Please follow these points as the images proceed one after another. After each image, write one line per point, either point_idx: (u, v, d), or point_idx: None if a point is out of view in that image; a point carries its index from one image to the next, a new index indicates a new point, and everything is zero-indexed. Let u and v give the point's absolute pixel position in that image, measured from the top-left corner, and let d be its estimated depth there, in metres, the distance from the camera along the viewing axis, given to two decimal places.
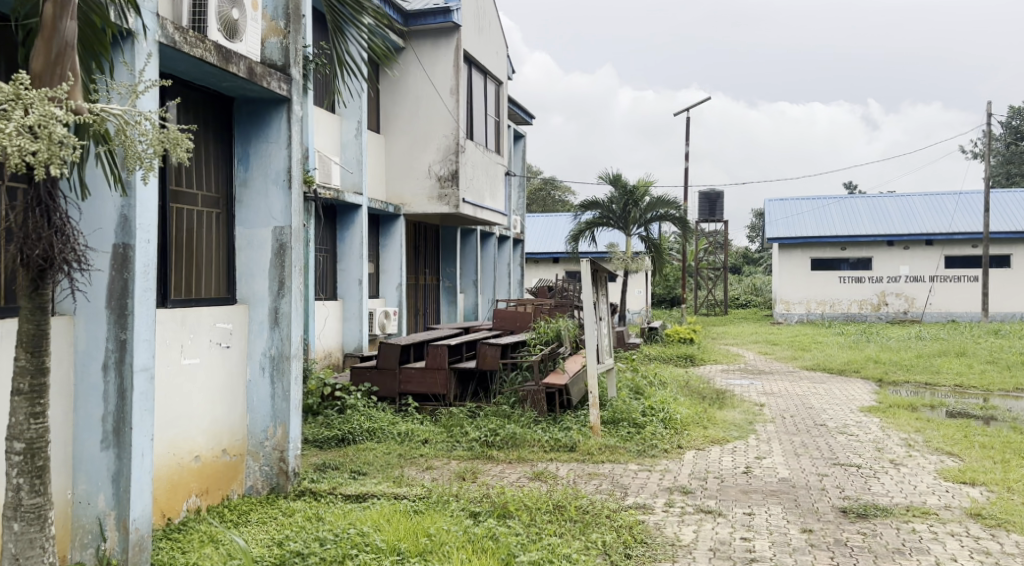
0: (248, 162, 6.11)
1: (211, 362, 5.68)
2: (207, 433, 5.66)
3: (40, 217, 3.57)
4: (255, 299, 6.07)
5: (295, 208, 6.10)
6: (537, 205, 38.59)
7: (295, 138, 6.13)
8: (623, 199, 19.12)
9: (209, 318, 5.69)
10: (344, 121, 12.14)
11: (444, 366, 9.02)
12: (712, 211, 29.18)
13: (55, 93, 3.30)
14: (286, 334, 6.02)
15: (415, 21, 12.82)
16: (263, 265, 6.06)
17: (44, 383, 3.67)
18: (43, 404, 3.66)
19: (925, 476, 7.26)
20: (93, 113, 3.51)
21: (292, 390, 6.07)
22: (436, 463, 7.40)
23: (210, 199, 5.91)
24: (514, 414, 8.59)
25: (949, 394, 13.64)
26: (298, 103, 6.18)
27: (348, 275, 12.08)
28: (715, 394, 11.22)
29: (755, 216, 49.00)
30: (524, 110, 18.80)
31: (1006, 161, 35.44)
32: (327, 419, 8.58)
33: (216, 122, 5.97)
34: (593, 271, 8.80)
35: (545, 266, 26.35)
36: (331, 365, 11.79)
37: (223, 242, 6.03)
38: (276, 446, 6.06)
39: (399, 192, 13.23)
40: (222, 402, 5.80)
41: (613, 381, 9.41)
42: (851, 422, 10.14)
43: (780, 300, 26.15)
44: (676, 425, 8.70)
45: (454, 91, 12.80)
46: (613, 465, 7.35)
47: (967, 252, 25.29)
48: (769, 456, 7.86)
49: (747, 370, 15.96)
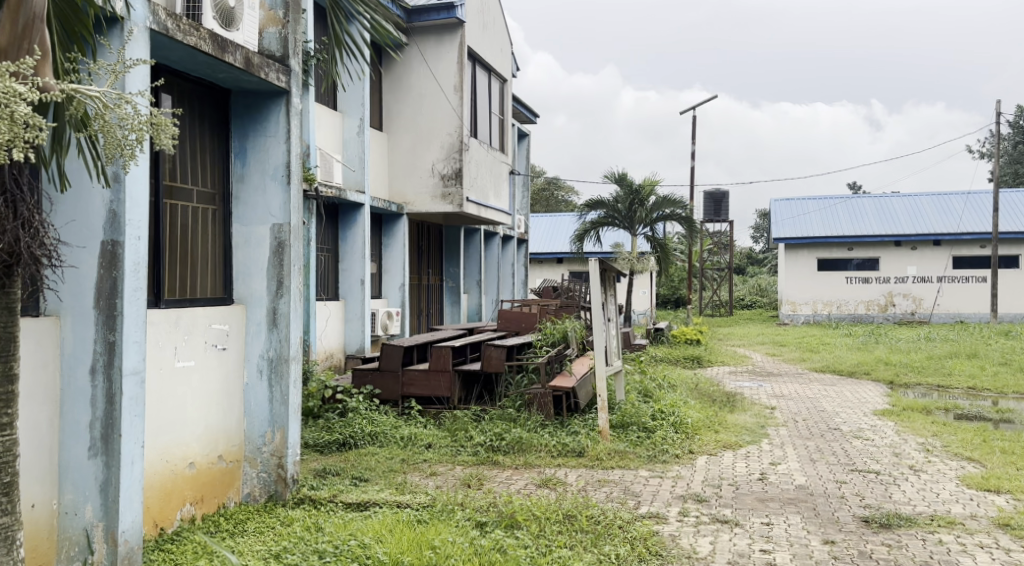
0: (246, 157, 5.85)
1: (206, 365, 5.43)
2: (202, 439, 5.40)
3: (5, 207, 3.67)
4: (253, 299, 5.81)
5: (294, 205, 5.84)
6: (540, 205, 38.32)
7: (294, 132, 5.88)
8: (629, 198, 18.86)
9: (204, 318, 5.44)
10: (346, 118, 11.91)
11: (448, 368, 8.79)
12: (718, 211, 28.91)
13: (20, 67, 3.08)
14: (285, 336, 5.76)
15: (418, 16, 12.54)
16: (261, 264, 5.80)
17: (10, 388, 3.45)
18: (10, 411, 3.45)
19: (947, 483, 7.01)
20: (65, 93, 3.30)
21: (290, 394, 5.81)
22: (440, 469, 7.15)
23: (206, 195, 5.65)
24: (520, 418, 8.33)
25: (963, 397, 13.37)
26: (296, 96, 5.92)
27: (350, 275, 11.84)
28: (725, 397, 10.97)
29: (760, 216, 48.69)
30: (528, 108, 18.56)
31: (1013, 161, 35.16)
32: (328, 423, 8.34)
33: (212, 115, 5.71)
34: (601, 271, 8.54)
35: (549, 266, 26.10)
36: (332, 366, 11.55)
37: (219, 240, 5.78)
38: (274, 452, 5.80)
39: (402, 191, 12.99)
40: (217, 406, 5.54)
41: (622, 384, 9.15)
42: (865, 426, 9.89)
43: (786, 301, 25.86)
44: (687, 429, 8.45)
45: (458, 88, 12.59)
46: (623, 472, 7.10)
47: (975, 252, 24.97)
48: (785, 462, 7.61)
49: (756, 372, 15.69)
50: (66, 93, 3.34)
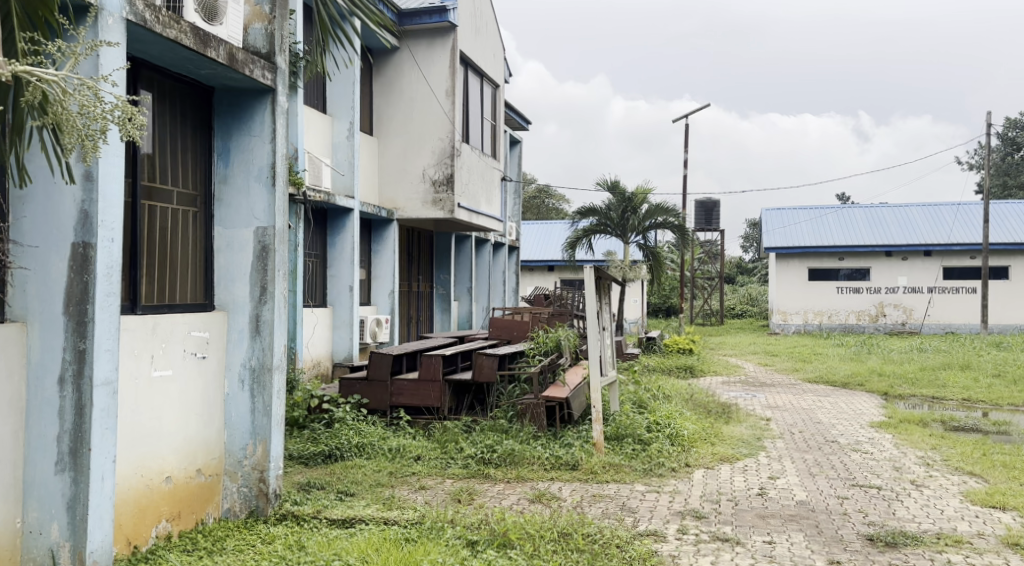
0: (229, 158, 5.62)
1: (185, 374, 5.19)
2: (180, 452, 5.16)
3: None
4: (235, 305, 5.57)
5: (279, 207, 5.61)
6: (531, 213, 38.13)
7: (280, 132, 5.64)
8: (621, 206, 18.67)
9: (183, 325, 5.20)
10: (336, 121, 11.69)
11: (439, 378, 8.56)
12: (709, 220, 28.76)
13: None
14: (268, 345, 5.52)
15: (409, 20, 12.40)
16: (244, 269, 5.56)
17: None
18: None
19: (951, 499, 6.82)
20: (19, 75, 3.06)
21: (273, 404, 5.57)
22: (429, 483, 6.91)
23: (186, 197, 5.42)
24: (512, 430, 8.09)
25: (958, 409, 13.21)
26: (283, 94, 5.69)
27: (338, 282, 11.60)
28: (720, 408, 10.76)
29: (750, 225, 48.60)
30: (520, 114, 18.39)
31: (1002, 173, 35.18)
32: (313, 433, 8.09)
33: (193, 114, 5.48)
34: (596, 278, 8.32)
35: (540, 273, 25.88)
36: (319, 375, 11.28)
37: (200, 243, 5.54)
38: (256, 465, 5.55)
39: (392, 197, 12.76)
40: (197, 417, 5.30)
41: (616, 395, 8.92)
42: (862, 438, 9.70)
43: (777, 311, 25.70)
44: (683, 442, 8.24)
45: (450, 92, 12.40)
46: (618, 486, 6.88)
47: (965, 263, 24.95)
48: (784, 477, 7.41)
49: (749, 382, 15.49)
50: (21, 76, 3.11)
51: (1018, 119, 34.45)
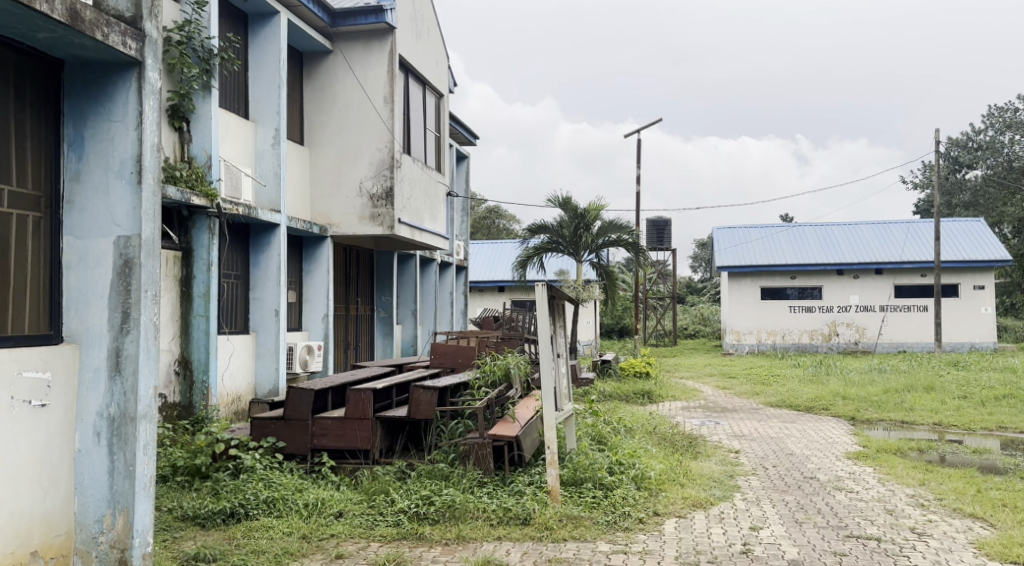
0: (83, 149, 4.59)
1: (10, 430, 4.19)
2: (3, 532, 4.16)
3: None
4: (90, 336, 4.54)
5: (146, 211, 4.58)
6: (481, 233, 37.02)
7: (148, 118, 4.61)
8: (573, 223, 17.66)
9: (10, 366, 4.20)
10: (259, 128, 10.48)
11: (369, 416, 7.39)
12: (661, 239, 27.96)
13: None
14: (131, 387, 4.49)
15: (343, 21, 11.26)
16: (101, 288, 4.54)
17: None
18: None
19: (963, 553, 5.82)
20: None
21: (138, 463, 4.52)
22: (348, 549, 5.80)
23: (23, 198, 4.38)
24: (453, 475, 6.92)
25: (929, 435, 12.36)
26: (153, 69, 4.65)
27: (262, 306, 10.35)
28: (686, 442, 9.73)
29: (699, 245, 47.93)
30: (467, 127, 17.36)
31: (947, 192, 35.05)
32: (215, 488, 6.95)
33: (35, 91, 4.46)
34: (548, 298, 7.20)
35: (490, 294, 24.76)
36: (238, 411, 9.96)
37: (45, 258, 4.49)
38: (115, 542, 4.50)
39: (326, 211, 11.56)
40: (30, 484, 4.29)
41: (573, 431, 7.81)
42: (842, 472, 8.75)
43: (730, 331, 24.84)
44: (650, 486, 7.17)
45: (389, 99, 11.35)
46: (578, 546, 5.84)
47: (916, 281, 24.41)
48: (767, 527, 6.41)
49: (709, 408, 14.48)
50: None
51: (961, 139, 34.59)
